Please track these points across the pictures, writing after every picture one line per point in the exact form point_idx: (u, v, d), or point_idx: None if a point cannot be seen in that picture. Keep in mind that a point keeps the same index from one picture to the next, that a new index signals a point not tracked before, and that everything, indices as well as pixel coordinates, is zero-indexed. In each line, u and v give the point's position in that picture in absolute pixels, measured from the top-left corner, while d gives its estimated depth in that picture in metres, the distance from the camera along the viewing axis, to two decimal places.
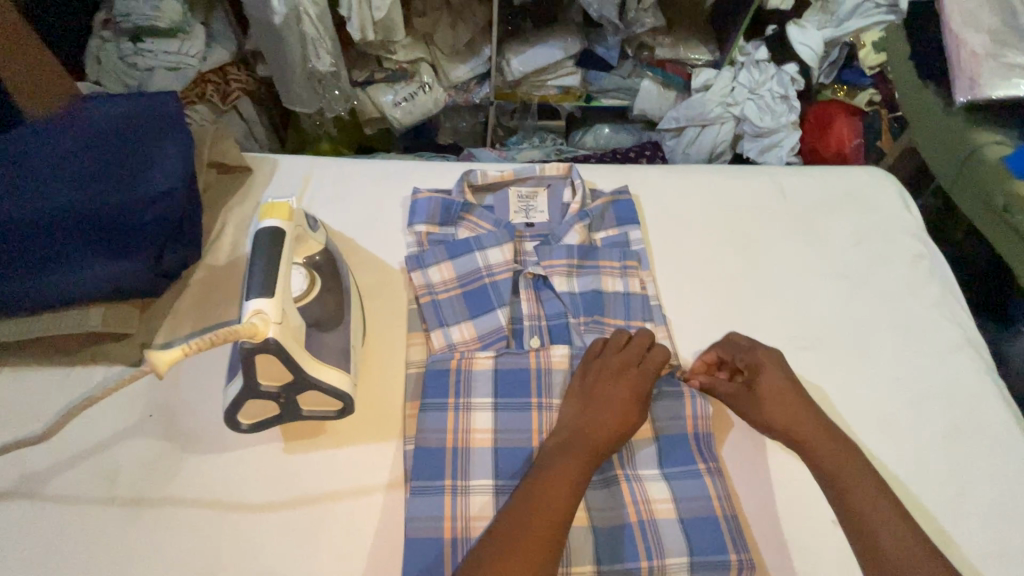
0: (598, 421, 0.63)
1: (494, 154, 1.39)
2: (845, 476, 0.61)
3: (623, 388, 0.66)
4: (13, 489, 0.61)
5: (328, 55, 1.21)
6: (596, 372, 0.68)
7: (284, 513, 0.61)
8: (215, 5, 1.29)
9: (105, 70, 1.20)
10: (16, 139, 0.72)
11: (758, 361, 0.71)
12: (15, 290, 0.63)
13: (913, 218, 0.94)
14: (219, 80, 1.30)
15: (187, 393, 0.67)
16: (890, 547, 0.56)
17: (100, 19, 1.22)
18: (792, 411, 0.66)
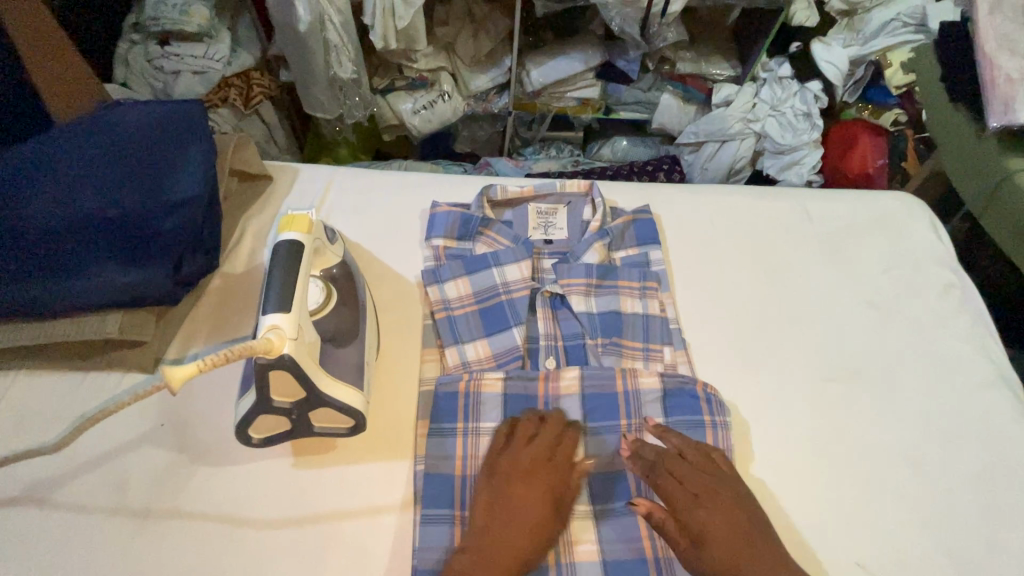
0: (510, 534, 0.57)
1: (511, 164, 1.39)
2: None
3: (539, 486, 0.61)
4: (23, 495, 0.60)
5: (350, 62, 1.24)
6: (504, 469, 0.62)
7: (291, 532, 0.60)
8: (241, 11, 1.32)
9: (133, 72, 1.22)
10: (43, 145, 0.73)
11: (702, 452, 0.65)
12: (37, 293, 0.63)
13: (945, 247, 0.91)
14: (242, 84, 1.28)
15: (198, 403, 0.67)
16: None
17: (128, 22, 1.25)
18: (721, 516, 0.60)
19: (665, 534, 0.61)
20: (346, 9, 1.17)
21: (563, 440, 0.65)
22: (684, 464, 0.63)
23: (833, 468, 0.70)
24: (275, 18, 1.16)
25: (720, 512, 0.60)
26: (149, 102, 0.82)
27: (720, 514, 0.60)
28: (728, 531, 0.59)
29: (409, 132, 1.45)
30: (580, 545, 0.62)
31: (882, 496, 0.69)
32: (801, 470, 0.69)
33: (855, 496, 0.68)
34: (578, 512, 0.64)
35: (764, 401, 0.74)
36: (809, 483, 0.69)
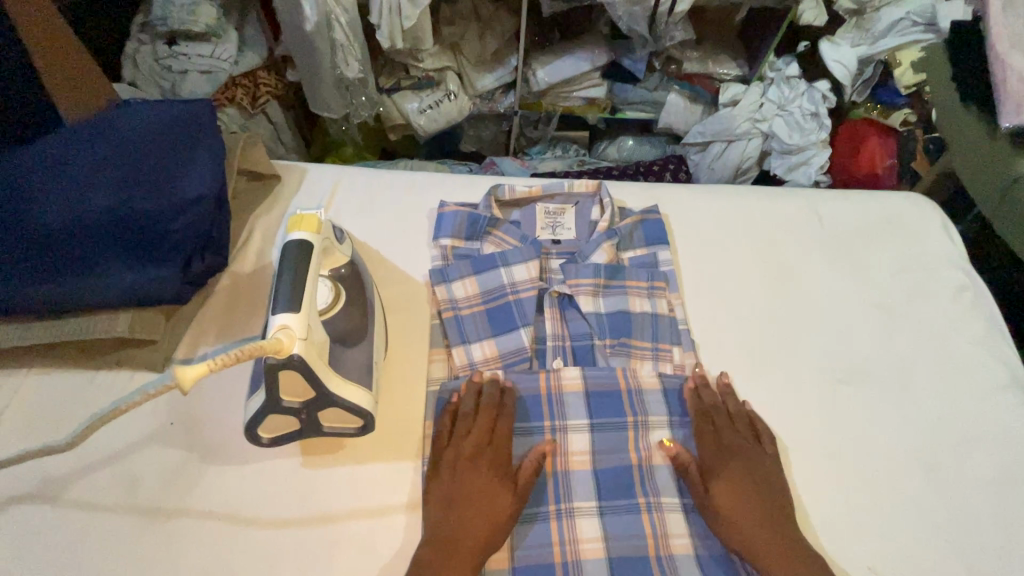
0: (467, 516, 0.58)
1: (516, 163, 1.38)
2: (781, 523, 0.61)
3: (484, 468, 0.61)
4: (35, 492, 0.61)
5: (356, 62, 1.24)
6: (450, 457, 0.62)
7: (299, 531, 0.60)
8: (249, 10, 1.31)
9: (142, 73, 1.23)
10: (54, 144, 0.73)
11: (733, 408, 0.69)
12: (49, 292, 0.64)
13: (956, 248, 0.90)
14: (248, 84, 1.31)
15: (208, 402, 0.67)
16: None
17: (137, 21, 1.25)
18: (741, 462, 0.64)
19: (684, 475, 0.65)
20: (352, 8, 1.16)
21: (500, 419, 0.66)
22: (724, 418, 0.68)
23: (843, 470, 0.69)
24: (281, 17, 1.16)
25: (743, 465, 0.64)
26: (159, 101, 0.83)
27: (741, 465, 0.64)
28: (749, 478, 0.63)
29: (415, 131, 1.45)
30: (586, 545, 0.62)
31: (892, 498, 0.68)
32: (811, 472, 0.69)
33: (866, 499, 0.68)
34: (583, 510, 0.63)
35: (772, 402, 0.73)
36: (820, 486, 0.68)
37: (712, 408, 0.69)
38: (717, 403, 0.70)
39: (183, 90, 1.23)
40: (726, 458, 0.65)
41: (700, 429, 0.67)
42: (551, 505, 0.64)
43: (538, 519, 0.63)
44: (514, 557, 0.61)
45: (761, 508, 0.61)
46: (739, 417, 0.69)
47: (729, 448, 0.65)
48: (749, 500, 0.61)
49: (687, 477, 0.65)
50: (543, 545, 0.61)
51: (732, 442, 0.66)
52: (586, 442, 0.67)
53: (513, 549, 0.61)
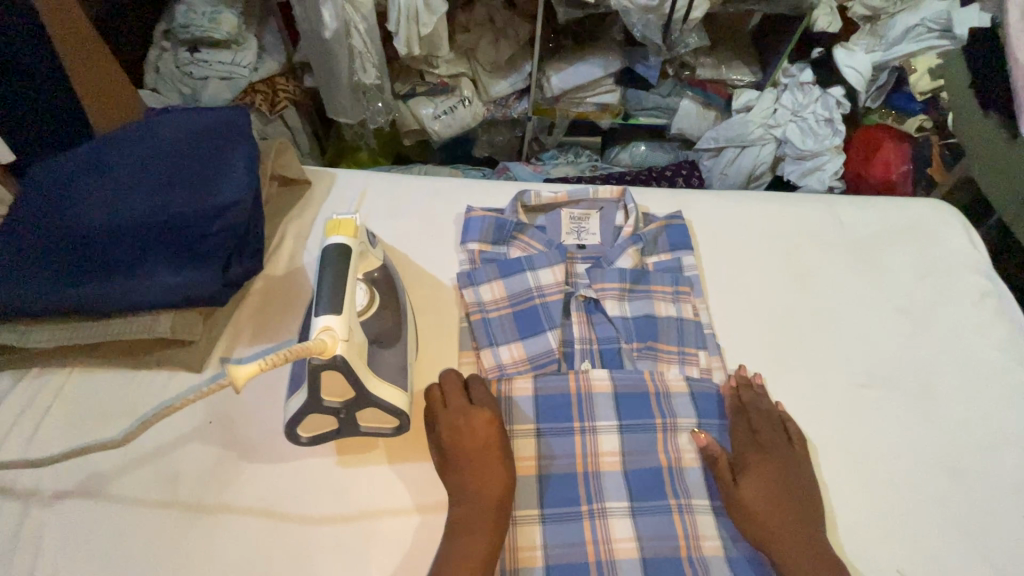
0: (479, 472, 0.61)
1: (531, 169, 1.41)
2: (812, 527, 0.61)
3: (476, 434, 0.63)
4: (79, 487, 0.62)
5: (374, 68, 1.27)
6: (445, 425, 0.64)
7: (336, 529, 0.61)
8: (268, 18, 1.35)
9: (164, 78, 1.26)
10: (100, 151, 0.76)
11: (773, 411, 0.70)
12: (91, 295, 0.65)
13: (979, 254, 0.90)
14: (267, 90, 1.34)
15: (244, 402, 0.68)
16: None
17: (160, 29, 1.29)
18: (773, 464, 0.65)
19: (715, 468, 0.66)
20: (371, 17, 1.19)
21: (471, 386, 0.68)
22: (759, 417, 0.69)
23: (869, 473, 0.70)
24: (302, 26, 1.18)
25: (773, 465, 0.65)
26: (195, 108, 0.85)
27: (775, 467, 0.65)
28: (778, 479, 0.64)
29: (431, 136, 1.48)
30: (619, 545, 0.63)
31: (921, 504, 0.68)
32: (839, 477, 0.69)
33: (893, 504, 0.68)
34: (616, 511, 0.64)
35: (800, 408, 0.74)
36: (847, 489, 0.69)
37: (750, 409, 0.70)
38: (754, 401, 0.70)
39: (205, 96, 1.26)
40: (759, 458, 0.65)
41: (735, 429, 0.68)
42: (584, 505, 0.65)
43: (570, 520, 0.64)
44: (546, 556, 0.62)
45: (787, 517, 0.61)
46: (778, 421, 0.69)
47: (766, 451, 0.66)
48: (778, 500, 0.62)
49: (716, 472, 0.66)
50: (576, 544, 0.62)
51: (767, 441, 0.67)
52: (616, 444, 0.68)
53: (545, 549, 0.62)
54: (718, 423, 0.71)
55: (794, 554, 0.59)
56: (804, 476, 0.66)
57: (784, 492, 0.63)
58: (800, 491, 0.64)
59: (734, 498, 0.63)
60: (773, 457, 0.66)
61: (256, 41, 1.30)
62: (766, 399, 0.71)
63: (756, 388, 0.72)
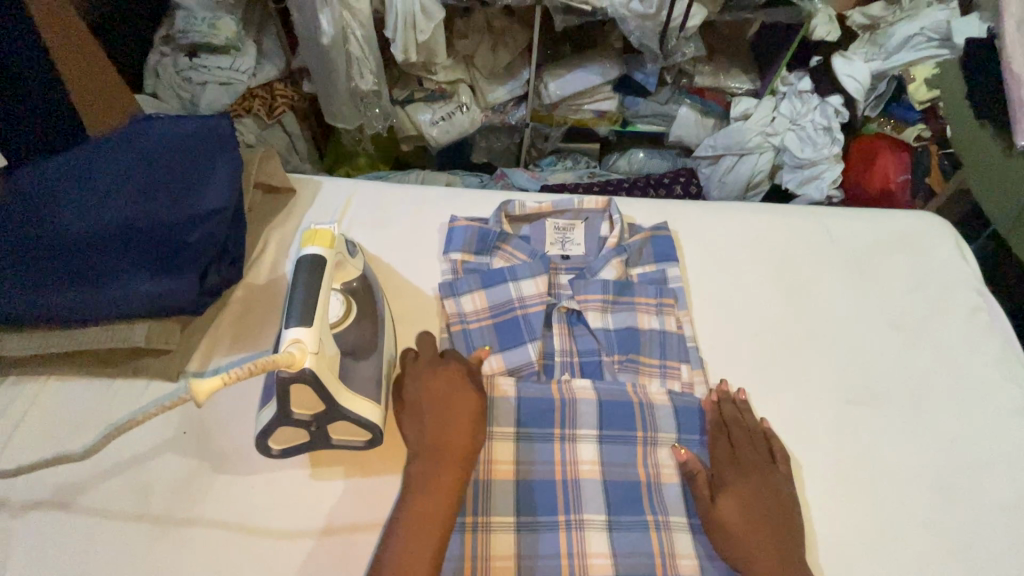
0: (447, 424, 0.62)
1: (527, 175, 1.41)
2: (790, 548, 0.60)
3: (442, 393, 0.64)
4: (51, 497, 0.61)
5: (371, 75, 1.27)
6: (416, 384, 0.65)
7: (307, 542, 0.61)
8: (267, 25, 1.36)
9: (162, 83, 1.27)
10: (84, 158, 0.77)
11: (754, 428, 0.69)
12: (68, 302, 0.65)
13: (970, 269, 0.89)
14: (265, 95, 1.34)
15: (219, 413, 0.68)
16: None
17: (159, 35, 1.29)
18: (752, 481, 0.64)
19: (691, 482, 0.65)
20: (368, 23, 1.20)
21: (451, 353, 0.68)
22: (743, 436, 0.67)
23: (853, 491, 0.69)
24: (298, 29, 1.18)
25: (752, 483, 0.64)
26: (181, 116, 0.85)
27: (754, 484, 0.64)
28: (751, 491, 0.63)
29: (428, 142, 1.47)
30: (594, 559, 0.61)
31: (904, 520, 0.67)
32: (821, 495, 0.68)
33: (877, 523, 0.67)
34: (593, 523, 0.63)
35: (784, 423, 0.73)
36: (829, 507, 0.67)
37: (730, 425, 0.68)
38: (735, 416, 0.69)
39: (203, 102, 1.26)
40: (733, 471, 0.65)
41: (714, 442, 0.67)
42: (561, 516, 0.64)
43: (546, 530, 0.63)
44: (522, 566, 0.61)
45: (770, 538, 0.60)
46: (758, 439, 0.68)
47: (744, 470, 0.65)
48: (750, 508, 0.61)
49: (697, 491, 0.64)
50: (551, 555, 0.61)
51: (749, 460, 0.66)
52: (596, 452, 0.67)
53: (519, 559, 0.61)
54: (699, 438, 0.70)
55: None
56: (784, 495, 0.64)
57: (756, 502, 0.62)
58: (783, 512, 0.62)
59: (710, 514, 0.62)
60: (756, 477, 0.64)
61: (255, 47, 1.31)
62: (748, 417, 0.69)
63: (738, 404, 0.71)
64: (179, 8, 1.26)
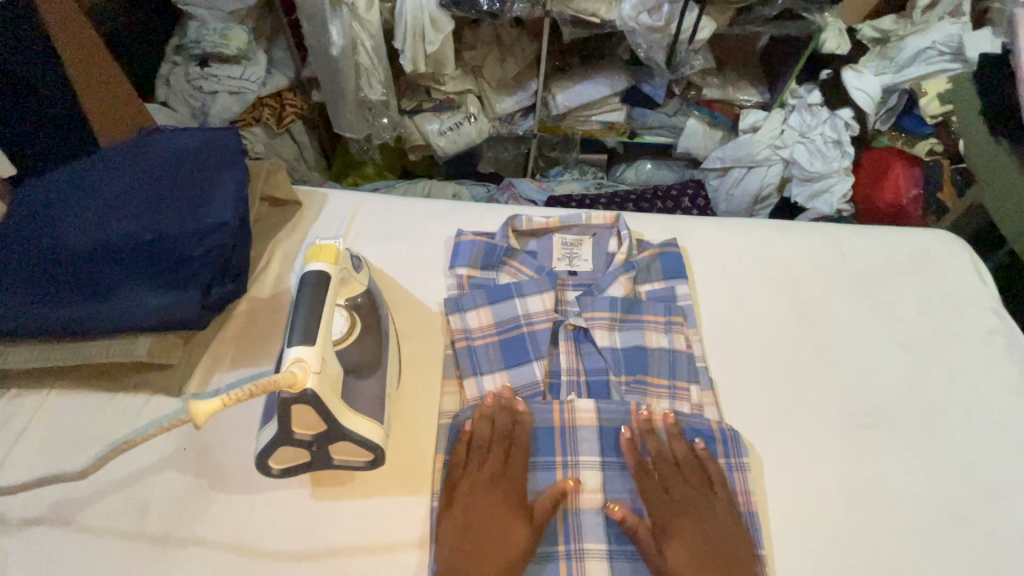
0: (504, 493, 0.61)
1: (535, 185, 1.41)
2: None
3: (506, 460, 0.64)
4: (47, 514, 0.60)
5: (380, 85, 1.28)
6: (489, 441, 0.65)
7: (305, 566, 0.59)
8: (278, 36, 1.37)
9: (173, 92, 1.28)
10: (91, 172, 0.77)
11: (683, 463, 0.66)
12: (71, 316, 0.65)
13: (987, 289, 0.87)
14: (275, 105, 1.35)
15: (220, 429, 0.66)
16: None
17: (171, 44, 1.30)
18: (692, 529, 0.60)
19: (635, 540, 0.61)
20: (378, 34, 1.20)
21: (511, 453, 0.65)
22: (671, 469, 0.65)
23: (870, 521, 0.66)
24: (309, 41, 1.19)
25: (693, 523, 0.61)
26: (189, 129, 0.86)
27: (694, 526, 0.60)
28: (688, 539, 0.59)
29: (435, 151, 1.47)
30: None
31: (921, 552, 0.65)
32: (837, 525, 0.66)
33: (894, 555, 0.64)
34: (593, 552, 0.62)
35: (795, 448, 0.71)
36: (844, 536, 0.65)
37: (658, 469, 0.65)
38: (658, 448, 0.66)
39: (213, 112, 1.27)
40: (672, 523, 0.61)
41: (647, 491, 0.64)
42: (561, 545, 0.62)
43: (548, 558, 0.61)
44: None
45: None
46: (687, 478, 0.65)
47: (683, 516, 0.61)
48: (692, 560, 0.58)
49: (641, 543, 0.61)
50: None
51: (680, 495, 0.63)
52: (599, 479, 0.66)
53: None
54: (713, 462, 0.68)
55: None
56: (727, 529, 0.61)
57: (697, 550, 0.58)
58: (723, 549, 0.59)
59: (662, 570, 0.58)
60: (695, 514, 0.62)
61: (265, 57, 1.32)
62: (672, 457, 0.66)
63: (661, 441, 0.67)
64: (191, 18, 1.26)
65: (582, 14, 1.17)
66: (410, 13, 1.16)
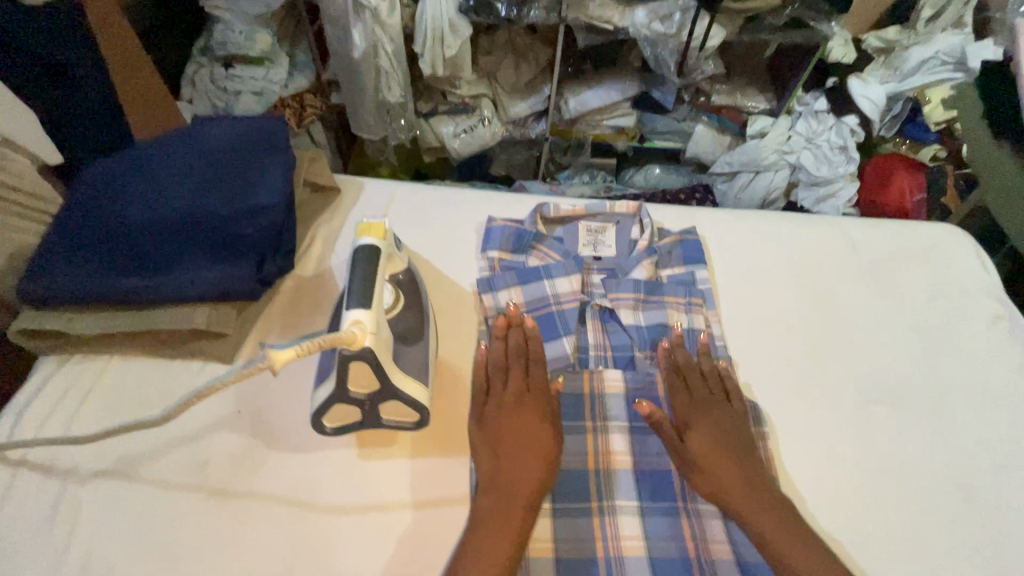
0: (520, 402, 0.68)
1: (544, 188, 1.46)
2: (760, 478, 0.65)
3: (518, 372, 0.71)
4: (114, 468, 0.65)
5: (399, 88, 1.33)
6: (504, 359, 0.72)
7: (356, 518, 0.63)
8: (301, 38, 1.44)
9: (197, 92, 1.32)
10: (150, 156, 0.82)
11: (707, 371, 0.74)
12: (136, 286, 0.70)
13: (992, 278, 0.91)
14: (295, 105, 1.42)
15: (271, 393, 0.71)
16: (773, 537, 0.61)
17: (196, 46, 1.36)
18: (716, 425, 0.68)
19: (662, 432, 0.69)
20: (398, 38, 1.25)
21: (529, 367, 0.72)
22: (698, 379, 0.73)
23: (881, 487, 0.71)
24: (333, 46, 1.27)
25: (711, 420, 0.69)
26: (238, 117, 0.90)
27: (714, 423, 0.69)
28: (710, 434, 0.68)
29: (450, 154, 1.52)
30: (628, 542, 0.64)
31: (931, 515, 0.69)
32: (851, 494, 0.70)
33: (905, 520, 0.69)
34: (625, 509, 0.66)
35: (810, 421, 0.75)
36: (857, 502, 0.69)
37: (686, 376, 0.74)
38: (687, 360, 0.75)
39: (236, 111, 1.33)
40: (697, 420, 0.69)
41: (673, 395, 0.72)
42: (593, 502, 0.66)
43: (581, 515, 0.65)
44: (558, 549, 0.63)
45: (737, 465, 0.66)
46: (705, 386, 0.72)
47: (703, 414, 0.70)
48: (709, 450, 0.66)
49: (663, 435, 0.69)
50: (585, 539, 0.64)
51: (704, 397, 0.71)
52: (627, 443, 0.70)
53: (556, 542, 0.63)
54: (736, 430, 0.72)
55: (766, 519, 0.62)
56: (740, 426, 0.69)
57: (713, 441, 0.67)
58: (742, 444, 0.68)
59: (686, 458, 0.67)
60: (716, 411, 0.70)
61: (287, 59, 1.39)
62: (694, 368, 0.74)
63: (685, 355, 0.75)
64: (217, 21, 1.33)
65: (596, 21, 1.23)
66: (431, 19, 1.22)
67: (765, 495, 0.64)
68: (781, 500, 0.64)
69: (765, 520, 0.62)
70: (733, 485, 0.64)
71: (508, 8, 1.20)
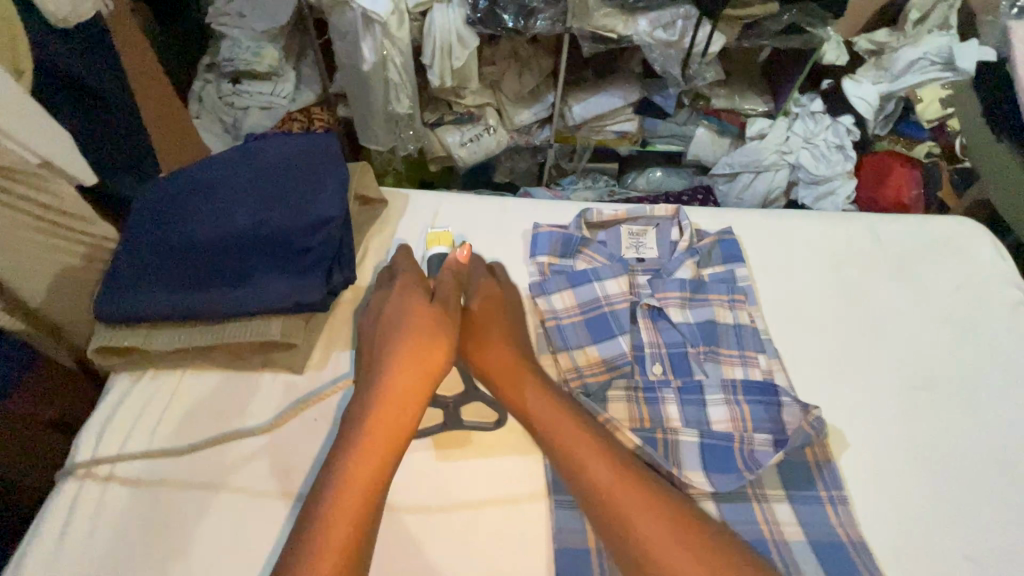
0: (405, 339, 0.65)
1: (549, 193, 1.48)
2: (609, 451, 0.63)
3: (411, 305, 0.68)
4: (201, 479, 0.67)
5: (407, 98, 1.35)
6: (395, 295, 0.70)
7: (444, 517, 0.66)
8: (306, 53, 1.47)
9: (206, 108, 1.37)
10: (206, 172, 0.83)
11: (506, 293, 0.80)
12: (211, 301, 0.72)
13: (1009, 266, 0.96)
14: (303, 119, 1.40)
15: (346, 402, 0.73)
16: (628, 518, 0.57)
17: (204, 63, 1.40)
18: (500, 336, 0.73)
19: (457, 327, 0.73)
20: (407, 50, 1.27)
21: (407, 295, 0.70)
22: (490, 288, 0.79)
23: (933, 468, 0.74)
24: (342, 60, 1.30)
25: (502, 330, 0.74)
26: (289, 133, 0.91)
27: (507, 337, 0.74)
28: (498, 341, 0.72)
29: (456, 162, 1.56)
30: None
31: (981, 490, 0.73)
32: (908, 476, 0.73)
33: (957, 496, 0.72)
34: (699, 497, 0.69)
35: (857, 406, 0.79)
36: (911, 481, 0.73)
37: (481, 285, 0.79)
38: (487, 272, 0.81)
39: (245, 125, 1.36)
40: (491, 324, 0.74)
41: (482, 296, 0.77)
42: None
43: None
44: None
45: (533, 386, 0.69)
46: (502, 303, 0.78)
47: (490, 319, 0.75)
48: (501, 363, 0.70)
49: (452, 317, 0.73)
50: None
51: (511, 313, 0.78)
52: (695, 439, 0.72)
53: None
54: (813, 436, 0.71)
55: (626, 500, 0.59)
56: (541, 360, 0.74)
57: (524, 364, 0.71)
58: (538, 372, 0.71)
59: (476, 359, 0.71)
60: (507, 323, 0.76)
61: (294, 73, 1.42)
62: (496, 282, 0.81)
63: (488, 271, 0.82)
64: (224, 37, 1.36)
65: (601, 30, 1.26)
66: (440, 32, 1.25)
67: (608, 466, 0.62)
68: (636, 477, 0.61)
69: (630, 502, 0.59)
70: (539, 413, 0.66)
71: (514, 20, 1.23)
